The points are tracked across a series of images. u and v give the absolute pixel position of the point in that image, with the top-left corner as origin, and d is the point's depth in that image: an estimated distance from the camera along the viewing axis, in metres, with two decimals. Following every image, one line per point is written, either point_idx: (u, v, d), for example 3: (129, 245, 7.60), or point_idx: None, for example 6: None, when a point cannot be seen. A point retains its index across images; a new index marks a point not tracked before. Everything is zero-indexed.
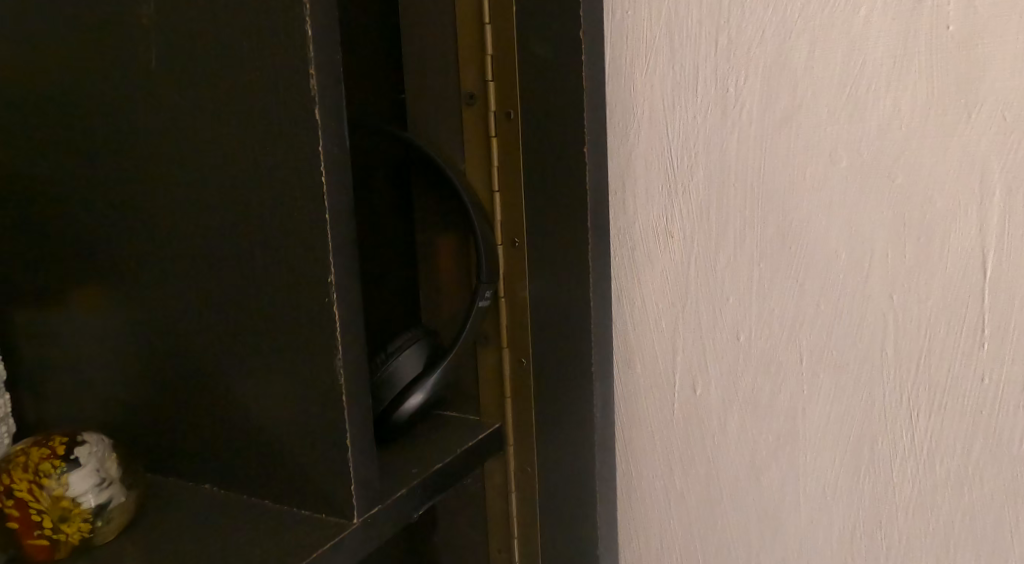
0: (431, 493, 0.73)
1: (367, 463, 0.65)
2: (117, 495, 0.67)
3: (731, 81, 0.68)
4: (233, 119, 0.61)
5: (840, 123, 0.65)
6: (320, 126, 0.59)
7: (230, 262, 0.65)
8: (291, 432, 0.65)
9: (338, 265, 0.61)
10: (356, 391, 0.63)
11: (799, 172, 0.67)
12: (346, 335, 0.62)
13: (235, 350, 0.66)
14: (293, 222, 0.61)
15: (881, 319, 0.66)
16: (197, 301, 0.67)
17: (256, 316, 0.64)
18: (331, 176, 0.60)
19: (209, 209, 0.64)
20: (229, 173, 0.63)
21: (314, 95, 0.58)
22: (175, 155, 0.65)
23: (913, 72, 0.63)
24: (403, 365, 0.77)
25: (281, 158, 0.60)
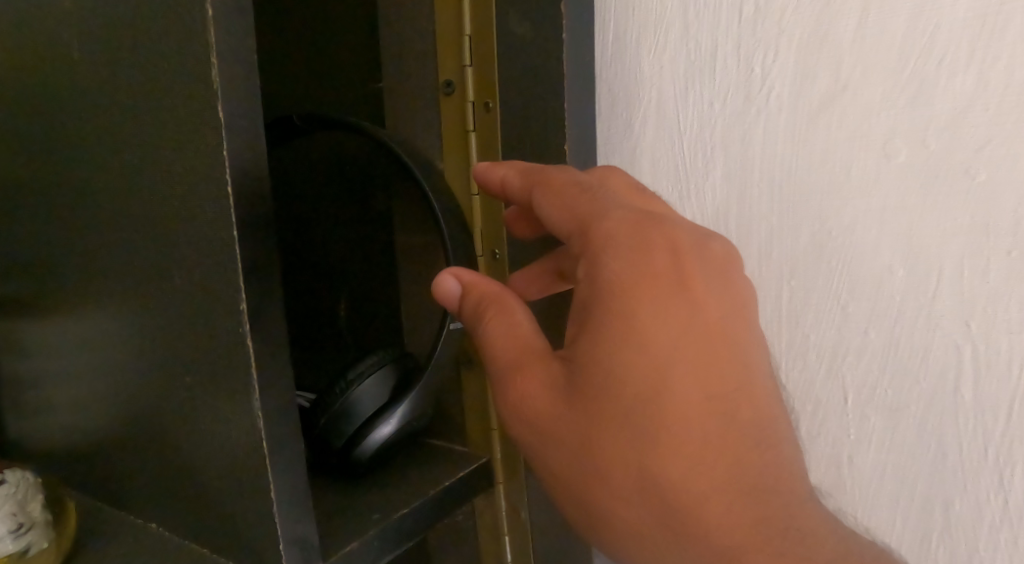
0: (396, 543, 0.60)
1: (302, 517, 0.52)
2: (37, 542, 0.57)
3: (758, 58, 0.55)
4: (143, 111, 0.50)
5: (897, 106, 0.51)
6: (225, 120, 0.46)
7: (146, 283, 0.53)
8: (216, 488, 0.53)
9: (251, 285, 0.48)
10: (283, 441, 0.50)
11: (841, 168, 0.53)
12: (265, 371, 0.49)
13: (150, 386, 0.54)
14: (200, 231, 0.49)
15: (952, 351, 0.52)
16: (111, 326, 0.56)
17: (170, 344, 0.52)
18: (243, 180, 0.47)
19: (119, 215, 0.53)
20: (143, 175, 0.51)
21: (218, 83, 0.46)
22: (84, 151, 0.54)
23: (1008, 37, 0.48)
24: (366, 390, 0.64)
25: (184, 152, 0.48)
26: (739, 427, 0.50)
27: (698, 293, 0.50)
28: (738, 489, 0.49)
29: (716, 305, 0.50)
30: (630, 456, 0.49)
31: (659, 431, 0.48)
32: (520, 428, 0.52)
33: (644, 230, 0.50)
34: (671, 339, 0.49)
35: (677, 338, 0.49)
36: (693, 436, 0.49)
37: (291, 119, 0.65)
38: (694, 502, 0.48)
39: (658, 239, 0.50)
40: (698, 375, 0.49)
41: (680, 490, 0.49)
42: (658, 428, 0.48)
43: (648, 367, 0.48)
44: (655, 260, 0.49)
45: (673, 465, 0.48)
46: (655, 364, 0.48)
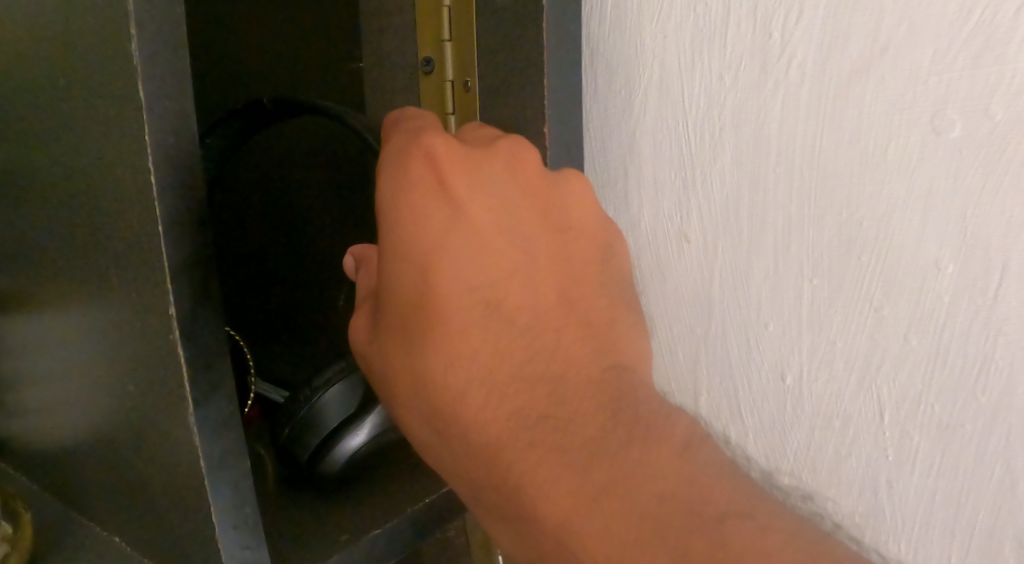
0: None
1: (250, 542, 0.45)
2: None
3: (777, 23, 0.47)
4: (65, 84, 0.43)
5: (948, 74, 0.43)
6: (146, 98, 0.39)
7: (79, 280, 0.46)
8: (164, 510, 0.46)
9: (183, 287, 0.41)
10: (228, 462, 0.43)
11: (875, 149, 0.45)
12: (203, 384, 0.42)
13: (90, 395, 0.48)
14: (127, 222, 0.42)
15: (1017, 361, 0.44)
16: (47, 328, 0.49)
17: (105, 350, 0.46)
18: (170, 167, 0.40)
19: (46, 202, 0.46)
20: (69, 156, 0.44)
21: (136, 54, 0.39)
22: (5, 131, 0.47)
23: None
24: (332, 399, 0.57)
25: (106, 131, 0.41)
26: (521, 322, 0.49)
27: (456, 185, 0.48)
28: (561, 446, 0.46)
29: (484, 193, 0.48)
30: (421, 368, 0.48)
31: (430, 342, 0.48)
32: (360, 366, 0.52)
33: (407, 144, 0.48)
34: (439, 247, 0.47)
35: (441, 249, 0.47)
36: (464, 345, 0.48)
37: (263, 104, 0.55)
38: (469, 411, 0.47)
39: (418, 153, 0.47)
40: (465, 278, 0.48)
41: (452, 398, 0.48)
42: (431, 340, 0.48)
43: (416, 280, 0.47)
44: (412, 173, 0.47)
45: (452, 377, 0.48)
46: (423, 276, 0.47)
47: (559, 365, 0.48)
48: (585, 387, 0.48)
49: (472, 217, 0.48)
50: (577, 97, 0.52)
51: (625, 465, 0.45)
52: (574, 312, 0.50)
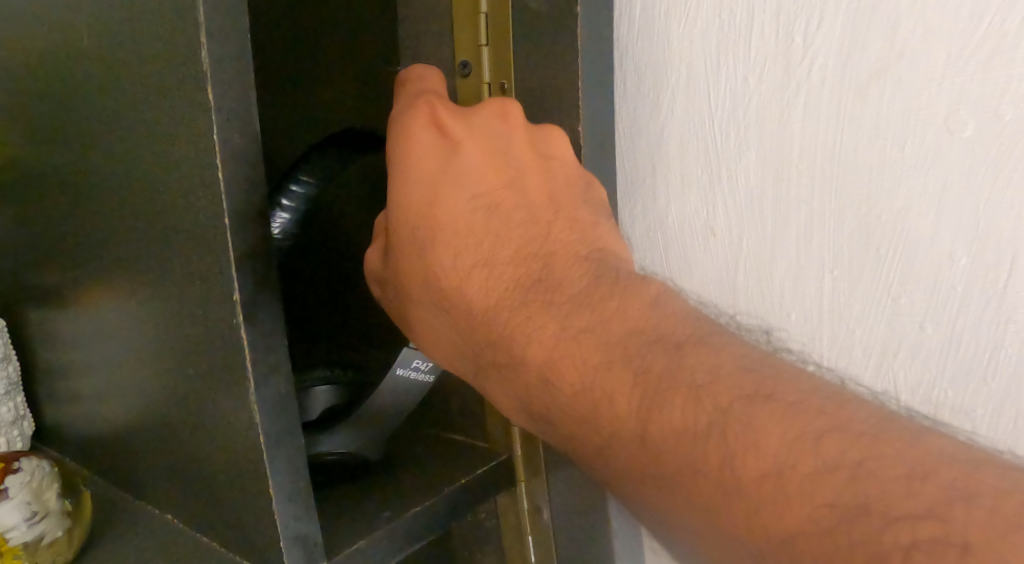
0: (408, 541, 0.55)
1: (304, 513, 0.48)
2: (53, 531, 0.51)
3: (799, 27, 0.49)
4: (135, 89, 0.46)
5: (964, 76, 0.45)
6: (213, 103, 0.42)
7: (143, 272, 0.49)
8: (221, 485, 0.49)
9: (245, 276, 0.44)
10: (283, 439, 0.46)
11: (893, 146, 0.47)
12: (263, 366, 0.45)
13: (151, 379, 0.51)
14: (191, 216, 0.45)
15: None
16: (112, 316, 0.52)
17: (167, 336, 0.49)
18: (233, 167, 0.43)
19: (113, 196, 0.49)
20: (137, 156, 0.47)
21: (205, 63, 0.42)
22: (75, 130, 0.50)
23: None
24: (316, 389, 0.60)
25: (173, 131, 0.44)
26: (514, 218, 0.51)
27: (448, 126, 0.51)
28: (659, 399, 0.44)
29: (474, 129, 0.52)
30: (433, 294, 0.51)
31: (425, 238, 0.51)
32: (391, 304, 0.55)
33: (408, 100, 0.52)
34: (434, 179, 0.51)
35: (432, 168, 0.51)
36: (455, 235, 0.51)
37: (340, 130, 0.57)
38: (468, 289, 0.50)
39: (418, 107, 0.51)
40: (464, 186, 0.51)
41: (457, 281, 0.50)
42: (426, 234, 0.51)
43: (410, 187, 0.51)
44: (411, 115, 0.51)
45: (447, 263, 0.51)
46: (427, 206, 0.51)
47: (548, 246, 0.50)
48: (573, 261, 0.50)
49: (466, 143, 0.51)
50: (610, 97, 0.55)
51: (601, 321, 0.47)
52: (562, 212, 0.52)
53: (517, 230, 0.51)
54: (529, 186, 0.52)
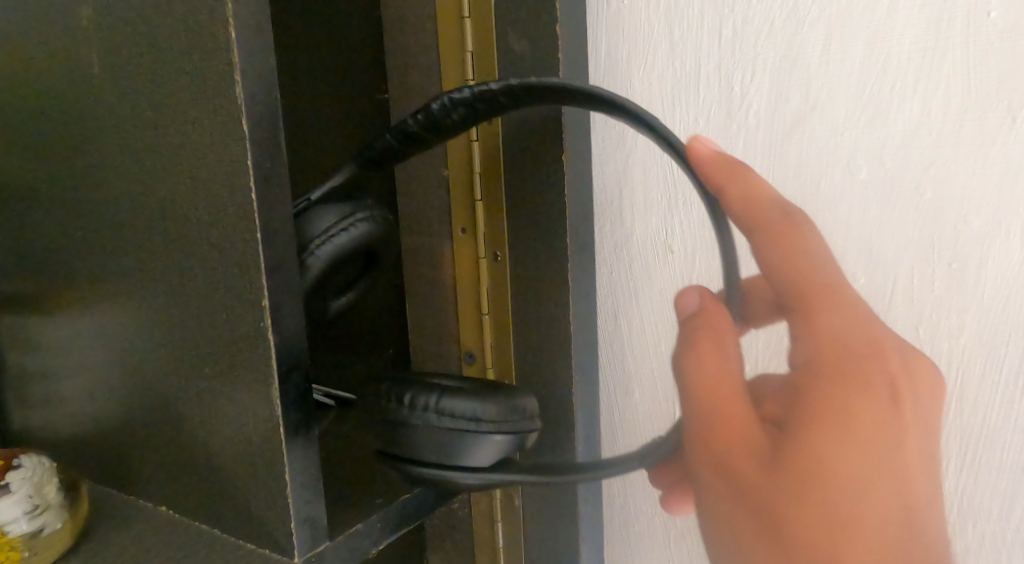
0: (396, 526, 0.60)
1: (313, 493, 0.54)
2: (52, 523, 0.58)
3: (737, 78, 0.56)
4: (174, 124, 0.53)
5: (859, 128, 0.53)
6: (247, 136, 0.49)
7: (172, 284, 0.56)
8: (236, 474, 0.55)
9: (274, 285, 0.51)
10: (299, 428, 0.53)
11: (812, 184, 0.55)
12: (285, 363, 0.52)
13: (172, 381, 0.57)
14: (224, 237, 0.52)
15: None
16: (133, 326, 0.59)
17: (193, 341, 0.55)
18: (264, 191, 0.50)
19: (147, 220, 0.56)
20: (176, 183, 0.54)
21: (241, 102, 0.49)
22: (110, 161, 0.57)
23: (947, 68, 0.50)
24: (358, 226, 0.55)
25: (210, 164, 0.52)
26: (902, 521, 0.48)
27: (909, 404, 0.49)
28: None
29: (919, 415, 0.50)
30: (790, 512, 0.48)
31: (821, 481, 0.48)
32: (707, 474, 0.51)
33: (867, 340, 0.51)
34: (873, 443, 0.48)
35: (865, 428, 0.48)
36: (865, 476, 0.48)
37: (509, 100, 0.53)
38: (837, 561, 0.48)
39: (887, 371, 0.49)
40: (877, 484, 0.48)
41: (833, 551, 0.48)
42: (817, 482, 0.48)
43: (811, 409, 0.49)
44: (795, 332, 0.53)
45: (832, 508, 0.48)
46: (841, 452, 0.48)
47: (909, 547, 0.48)
48: None
49: (907, 418, 0.49)
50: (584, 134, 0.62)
51: None
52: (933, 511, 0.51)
53: (905, 540, 0.48)
54: (913, 485, 0.49)
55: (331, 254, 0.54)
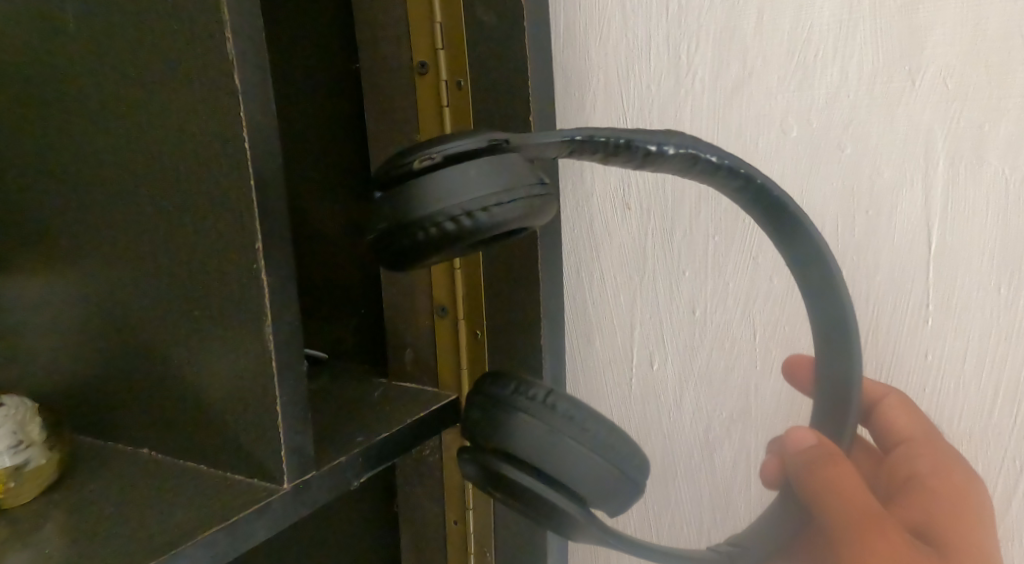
0: (376, 462, 0.63)
1: (303, 426, 0.56)
2: (36, 458, 0.57)
3: (684, 48, 0.62)
4: (148, 78, 0.53)
5: (789, 91, 0.59)
6: (238, 84, 0.50)
7: (150, 227, 0.56)
8: (222, 410, 0.56)
9: (267, 226, 0.52)
10: (291, 364, 0.54)
11: (751, 142, 0.61)
12: (278, 300, 0.53)
13: (151, 325, 0.58)
14: (212, 178, 0.53)
15: None
16: (108, 273, 0.59)
17: (174, 283, 0.56)
18: (256, 134, 0.51)
19: (120, 166, 0.57)
20: (150, 133, 0.54)
21: (230, 50, 0.50)
22: (80, 107, 0.57)
23: (859, 39, 0.57)
24: (545, 194, 0.50)
25: (194, 107, 0.52)
26: None
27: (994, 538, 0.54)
28: None
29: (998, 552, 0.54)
30: None
31: None
32: None
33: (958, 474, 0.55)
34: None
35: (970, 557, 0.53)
36: None
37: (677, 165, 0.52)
38: None
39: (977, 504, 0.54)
40: None
41: None
42: None
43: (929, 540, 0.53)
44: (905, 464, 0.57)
45: None
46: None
47: None
48: None
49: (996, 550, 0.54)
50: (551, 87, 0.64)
51: None
52: None
53: None
54: None
55: (501, 220, 0.49)
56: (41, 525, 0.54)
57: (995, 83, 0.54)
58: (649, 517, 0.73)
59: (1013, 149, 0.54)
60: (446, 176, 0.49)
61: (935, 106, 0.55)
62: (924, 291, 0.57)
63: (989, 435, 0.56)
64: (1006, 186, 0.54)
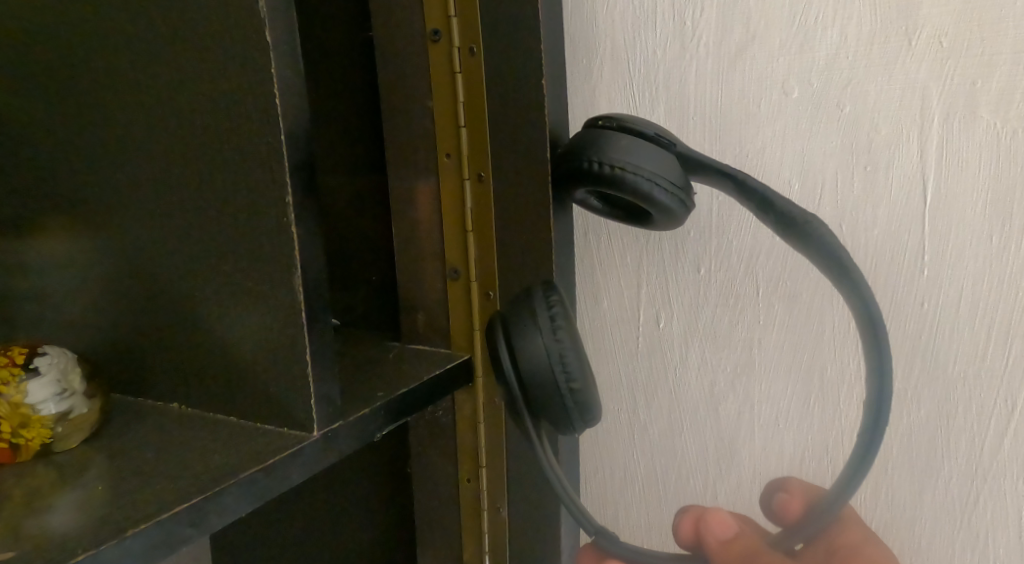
0: (395, 416, 0.66)
1: (328, 376, 0.59)
2: (80, 406, 0.60)
3: (690, 13, 0.64)
4: (181, 41, 0.56)
5: (790, 54, 0.62)
6: (270, 44, 0.53)
7: (182, 190, 0.59)
8: (253, 361, 0.59)
9: (296, 185, 0.55)
10: (318, 315, 0.57)
11: (753, 103, 0.63)
12: (305, 255, 0.56)
13: (183, 284, 0.61)
14: (242, 140, 0.55)
15: None
16: (139, 235, 0.62)
17: (205, 243, 0.59)
18: (285, 97, 0.54)
19: (151, 131, 0.59)
20: (181, 95, 0.57)
21: (262, 14, 0.52)
22: (110, 75, 0.60)
23: (857, 1, 0.59)
24: (658, 190, 0.58)
25: (225, 72, 0.55)
26: None
27: None
28: None
29: None
30: None
31: None
32: None
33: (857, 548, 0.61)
34: None
35: None
36: None
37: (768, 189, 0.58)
38: None
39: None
40: None
41: None
42: None
43: None
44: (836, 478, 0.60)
45: None
46: None
47: None
48: None
49: None
50: (562, 52, 0.67)
51: None
52: None
53: None
54: None
55: (621, 181, 0.58)
56: (87, 467, 0.57)
57: (985, 41, 0.56)
58: (655, 471, 0.75)
59: (1004, 104, 0.56)
60: (617, 137, 0.59)
61: (929, 66, 0.58)
62: (919, 242, 0.60)
63: (981, 377, 0.59)
64: (996, 140, 0.57)
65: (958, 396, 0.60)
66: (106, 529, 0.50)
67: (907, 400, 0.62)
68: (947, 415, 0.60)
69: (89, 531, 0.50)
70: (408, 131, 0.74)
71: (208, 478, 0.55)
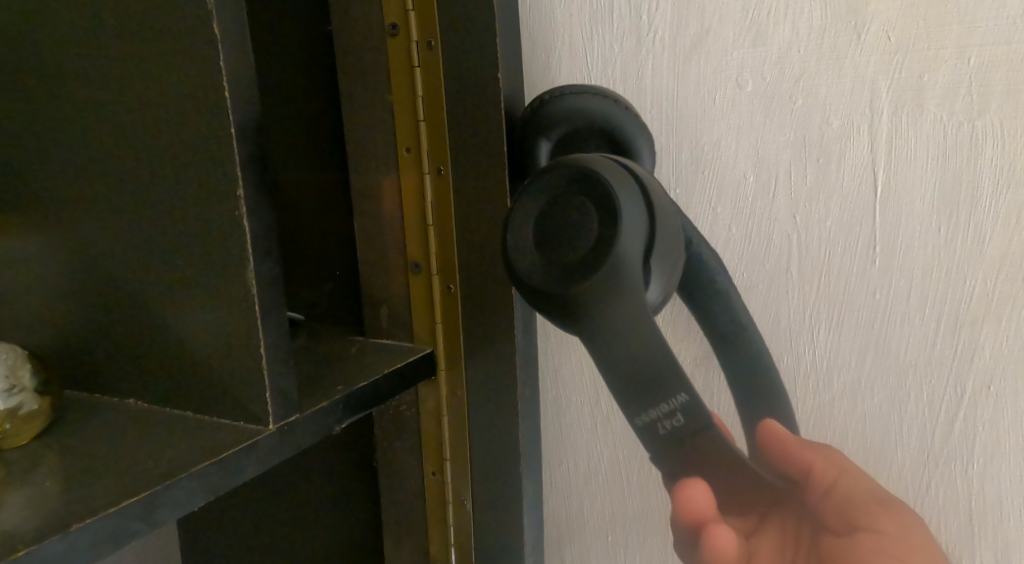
0: (353, 410, 0.66)
1: (283, 370, 0.58)
2: (29, 403, 0.60)
3: (645, 7, 0.65)
4: (130, 35, 0.55)
5: (743, 47, 0.62)
6: (219, 38, 0.52)
7: (132, 184, 0.58)
8: (208, 357, 0.59)
9: (248, 179, 0.55)
10: (273, 310, 0.57)
11: (708, 96, 0.64)
12: (258, 249, 0.56)
13: (135, 279, 0.60)
14: (193, 134, 0.55)
15: (786, 242, 0.63)
16: (90, 229, 0.61)
17: (157, 236, 0.58)
18: (236, 91, 0.53)
19: (101, 124, 0.58)
20: (130, 88, 0.56)
21: (210, 7, 0.52)
22: (58, 67, 0.59)
23: None
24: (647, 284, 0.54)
25: (175, 66, 0.54)
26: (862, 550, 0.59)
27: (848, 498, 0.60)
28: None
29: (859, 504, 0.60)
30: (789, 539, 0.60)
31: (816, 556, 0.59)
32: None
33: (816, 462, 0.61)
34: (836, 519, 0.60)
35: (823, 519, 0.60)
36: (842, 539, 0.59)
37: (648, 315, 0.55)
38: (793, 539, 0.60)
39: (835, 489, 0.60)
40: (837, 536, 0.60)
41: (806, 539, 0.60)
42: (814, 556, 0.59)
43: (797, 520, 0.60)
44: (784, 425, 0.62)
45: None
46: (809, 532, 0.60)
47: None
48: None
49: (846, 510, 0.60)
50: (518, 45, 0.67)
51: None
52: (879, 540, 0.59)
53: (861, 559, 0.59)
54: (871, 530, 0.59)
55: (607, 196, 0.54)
56: (37, 465, 0.57)
57: (935, 36, 0.57)
58: None
59: (950, 97, 0.57)
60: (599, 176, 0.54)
61: (879, 59, 0.59)
62: (870, 232, 0.61)
63: (932, 365, 0.60)
64: (944, 130, 0.58)
65: (910, 385, 0.61)
66: (53, 524, 0.50)
67: (858, 389, 0.62)
68: (900, 403, 0.61)
69: (36, 528, 0.50)
70: (366, 125, 0.74)
71: (160, 473, 0.54)
